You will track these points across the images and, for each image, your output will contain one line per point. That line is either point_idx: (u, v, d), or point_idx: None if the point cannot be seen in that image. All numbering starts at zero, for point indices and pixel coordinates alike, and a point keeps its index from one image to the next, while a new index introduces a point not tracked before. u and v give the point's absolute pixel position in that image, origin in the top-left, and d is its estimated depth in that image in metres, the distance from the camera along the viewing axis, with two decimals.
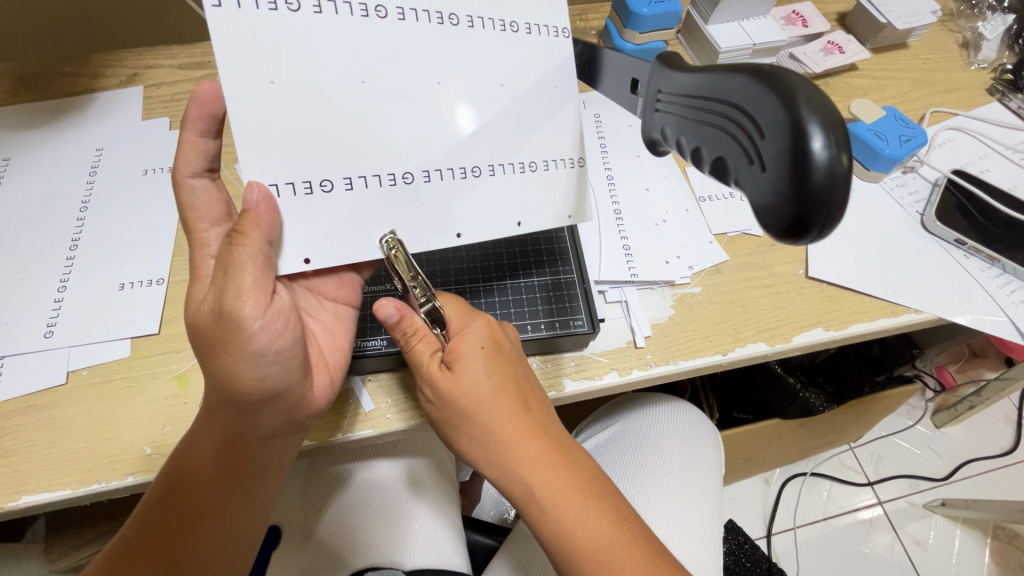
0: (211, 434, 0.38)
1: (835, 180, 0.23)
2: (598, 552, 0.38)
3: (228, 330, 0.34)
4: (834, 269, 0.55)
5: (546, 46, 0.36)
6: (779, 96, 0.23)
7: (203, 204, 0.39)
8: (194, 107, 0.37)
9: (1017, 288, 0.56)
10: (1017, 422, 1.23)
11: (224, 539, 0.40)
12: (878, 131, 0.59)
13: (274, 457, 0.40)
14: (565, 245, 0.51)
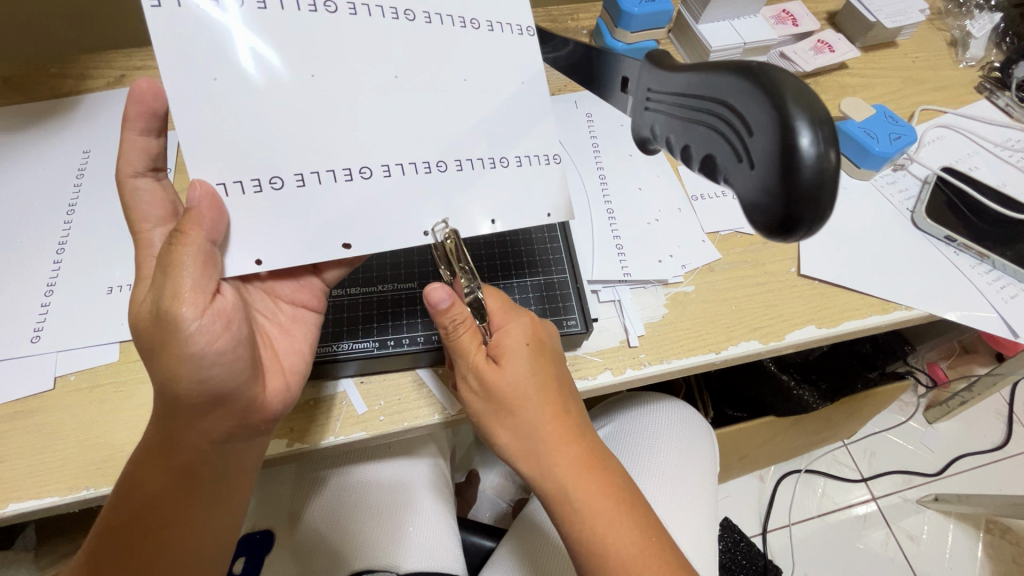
0: (166, 442, 0.36)
1: (823, 175, 0.23)
2: (621, 555, 0.39)
3: (172, 333, 0.33)
4: (826, 267, 0.55)
5: (511, 42, 0.36)
6: (766, 94, 0.23)
7: (146, 205, 0.38)
8: (133, 105, 0.36)
9: (1007, 284, 0.56)
10: (1008, 416, 1.24)
11: (191, 545, 0.39)
12: (868, 129, 0.60)
13: (237, 460, 0.39)
14: (558, 245, 0.50)
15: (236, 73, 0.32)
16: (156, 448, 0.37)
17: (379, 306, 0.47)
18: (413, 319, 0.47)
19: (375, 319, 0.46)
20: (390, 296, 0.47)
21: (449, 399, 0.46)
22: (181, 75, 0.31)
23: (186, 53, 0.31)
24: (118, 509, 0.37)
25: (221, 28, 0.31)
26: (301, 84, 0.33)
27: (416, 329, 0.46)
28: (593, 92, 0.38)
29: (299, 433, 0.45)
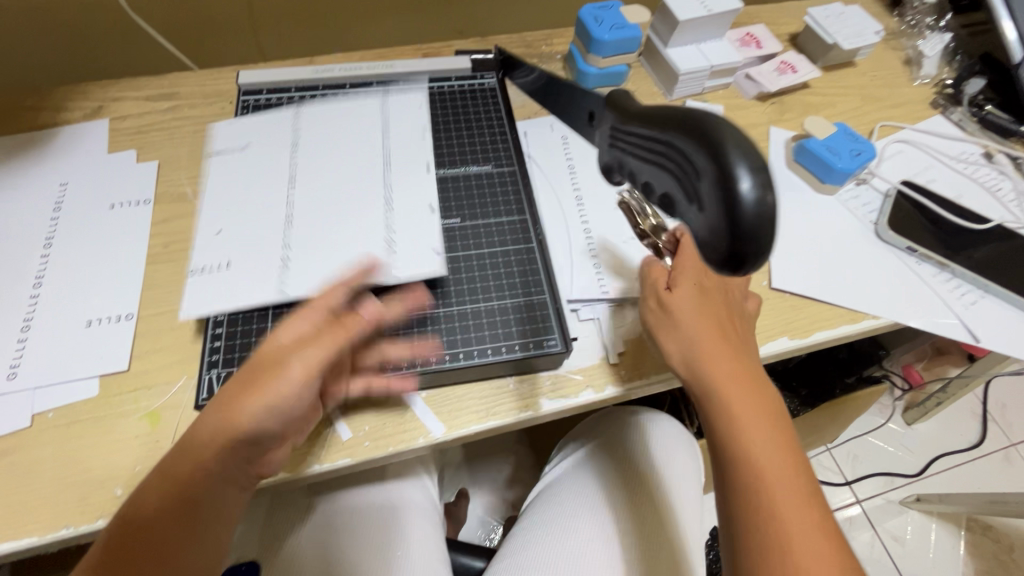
0: (209, 457, 0.37)
1: (763, 217, 0.24)
2: (775, 495, 0.39)
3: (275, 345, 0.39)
4: (796, 280, 0.57)
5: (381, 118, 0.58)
6: (708, 144, 0.25)
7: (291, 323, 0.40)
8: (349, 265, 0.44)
9: (967, 291, 0.59)
10: (981, 415, 1.28)
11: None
12: (830, 146, 0.63)
13: (240, 488, 0.40)
14: (538, 266, 0.52)
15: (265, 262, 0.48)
16: (192, 459, 0.37)
17: None
18: (396, 344, 0.47)
19: (357, 346, 0.47)
20: None
21: (436, 422, 0.47)
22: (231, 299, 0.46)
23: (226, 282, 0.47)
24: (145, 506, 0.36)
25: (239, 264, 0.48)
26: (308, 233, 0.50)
27: (400, 353, 0.47)
28: (541, 100, 0.47)
29: (283, 461, 0.45)
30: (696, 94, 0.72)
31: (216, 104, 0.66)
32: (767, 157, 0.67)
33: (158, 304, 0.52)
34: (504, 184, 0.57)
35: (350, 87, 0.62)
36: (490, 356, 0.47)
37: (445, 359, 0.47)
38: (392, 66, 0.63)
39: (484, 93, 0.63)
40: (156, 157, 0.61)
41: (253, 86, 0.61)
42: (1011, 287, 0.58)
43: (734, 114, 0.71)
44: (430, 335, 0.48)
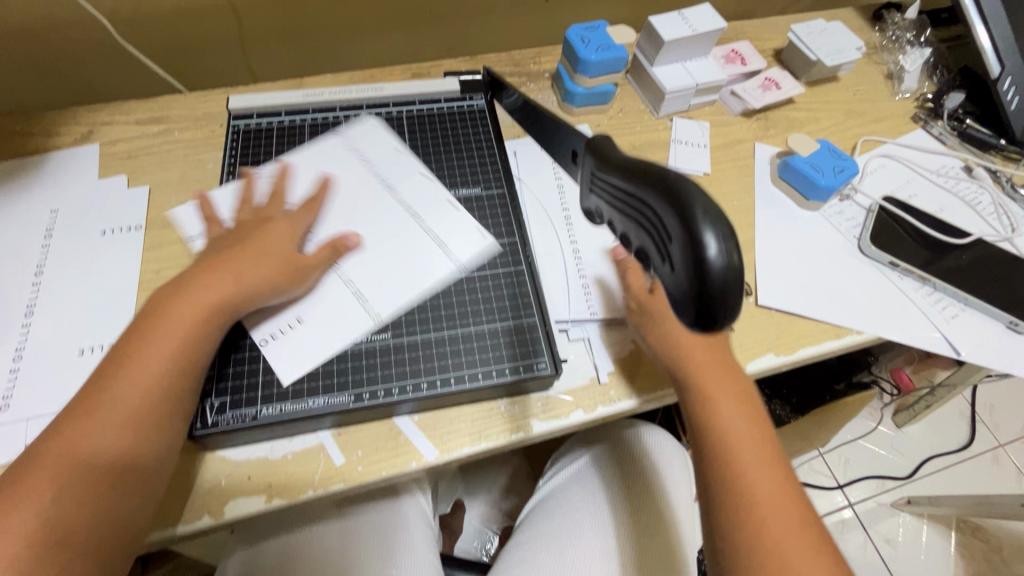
0: (112, 378, 0.39)
1: (726, 281, 0.25)
2: (761, 496, 0.40)
3: (192, 274, 0.44)
4: (781, 296, 0.58)
5: (387, 165, 0.58)
6: (676, 210, 0.26)
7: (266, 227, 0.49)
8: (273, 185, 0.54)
9: (947, 304, 0.60)
10: (970, 417, 1.29)
11: (90, 533, 0.36)
12: (814, 163, 0.64)
13: (156, 431, 0.39)
14: (527, 288, 0.53)
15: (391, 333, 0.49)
16: (95, 381, 0.39)
17: (352, 358, 0.48)
18: (392, 370, 0.47)
19: (349, 372, 0.47)
20: (363, 348, 0.48)
21: (428, 445, 0.47)
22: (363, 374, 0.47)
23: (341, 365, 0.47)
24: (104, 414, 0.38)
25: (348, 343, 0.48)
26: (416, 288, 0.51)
27: (391, 379, 0.47)
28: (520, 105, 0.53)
29: (278, 488, 0.45)
30: (683, 111, 0.73)
31: (207, 127, 0.66)
32: (752, 174, 0.68)
33: None
34: (494, 206, 0.57)
35: (340, 110, 0.62)
36: (481, 380, 0.48)
37: (436, 384, 0.47)
38: (382, 89, 0.63)
39: (473, 114, 0.64)
40: (147, 182, 0.61)
41: (243, 110, 0.61)
42: (990, 300, 0.59)
43: (720, 130, 0.72)
44: (421, 361, 0.48)
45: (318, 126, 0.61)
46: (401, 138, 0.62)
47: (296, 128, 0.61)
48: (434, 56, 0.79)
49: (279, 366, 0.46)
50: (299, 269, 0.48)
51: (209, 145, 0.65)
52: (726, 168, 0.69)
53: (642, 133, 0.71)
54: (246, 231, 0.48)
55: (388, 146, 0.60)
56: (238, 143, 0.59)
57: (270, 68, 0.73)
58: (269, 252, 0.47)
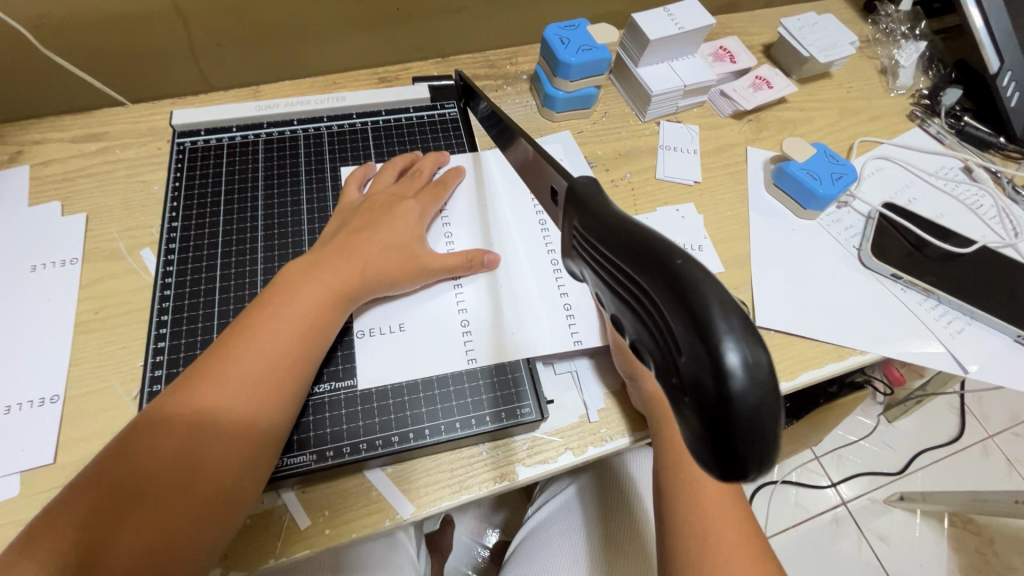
0: (241, 341, 0.38)
1: (758, 418, 0.15)
2: (714, 516, 0.39)
3: (322, 255, 0.44)
4: (780, 316, 0.55)
5: (475, 165, 0.56)
6: (681, 303, 0.16)
7: (371, 218, 0.48)
8: (396, 171, 0.53)
9: (952, 318, 0.57)
10: (959, 408, 1.27)
11: (186, 495, 0.34)
12: (810, 170, 0.60)
13: (276, 410, 0.38)
14: (506, 321, 0.48)
15: (482, 345, 0.47)
16: (228, 340, 0.39)
17: (315, 411, 0.43)
18: (417, 396, 0.45)
19: (310, 427, 0.42)
20: (327, 399, 0.44)
21: (403, 501, 0.42)
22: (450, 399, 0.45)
23: (426, 387, 0.45)
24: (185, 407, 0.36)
25: (432, 365, 0.46)
26: (506, 300, 0.49)
27: (359, 434, 0.43)
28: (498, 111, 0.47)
29: (233, 558, 0.39)
30: (670, 114, 0.69)
31: (153, 144, 0.60)
32: (745, 181, 0.64)
33: (87, 382, 0.46)
34: (470, 228, 0.53)
35: (298, 124, 0.57)
36: (459, 431, 0.44)
37: (408, 437, 0.43)
38: (344, 98, 0.58)
39: (445, 125, 0.59)
40: (85, 208, 0.55)
41: (188, 126, 0.55)
42: (997, 312, 0.56)
43: (710, 134, 0.68)
44: (393, 411, 0.44)
45: (273, 142, 0.55)
46: (366, 152, 0.56)
47: (249, 144, 0.55)
48: (403, 58, 0.73)
49: (359, 378, 0.45)
50: (413, 274, 0.46)
51: (154, 164, 0.59)
52: (717, 175, 0.64)
53: (628, 138, 0.66)
54: (379, 214, 0.48)
55: (351, 163, 0.55)
56: (184, 163, 0.53)
57: (223, 77, 0.67)
58: (391, 245, 0.46)
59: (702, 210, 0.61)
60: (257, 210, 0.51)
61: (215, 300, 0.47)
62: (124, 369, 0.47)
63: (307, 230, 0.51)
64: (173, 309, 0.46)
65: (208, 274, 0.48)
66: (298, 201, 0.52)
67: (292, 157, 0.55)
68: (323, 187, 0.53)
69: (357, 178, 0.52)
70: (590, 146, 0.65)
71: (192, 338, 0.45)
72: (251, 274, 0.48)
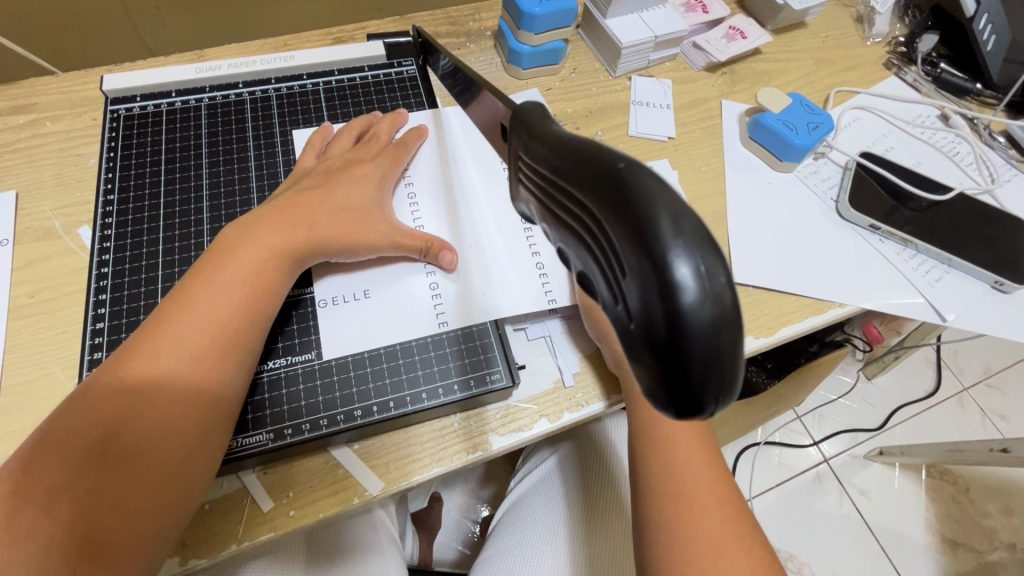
0: (174, 311, 0.36)
1: (715, 336, 0.14)
2: (693, 480, 0.37)
3: (262, 212, 0.41)
4: (758, 271, 0.53)
5: (437, 123, 0.53)
6: (629, 219, 0.14)
7: (324, 180, 0.44)
8: (353, 129, 0.50)
9: (931, 267, 0.56)
10: (936, 362, 1.29)
11: (129, 476, 0.31)
12: (787, 121, 0.58)
13: (220, 378, 0.35)
14: (473, 285, 0.46)
15: (449, 311, 0.45)
16: (167, 311, 0.36)
17: (270, 388, 0.41)
18: (382, 366, 0.42)
19: (266, 405, 0.40)
20: (284, 374, 0.41)
21: (372, 478, 0.40)
22: (416, 366, 0.43)
23: (390, 356, 0.43)
24: (123, 384, 0.33)
25: (398, 333, 0.43)
26: (474, 265, 0.46)
27: (319, 409, 0.40)
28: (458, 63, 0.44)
29: (193, 546, 0.37)
30: (642, 68, 0.66)
31: (87, 115, 0.56)
32: (720, 135, 0.62)
33: (25, 370, 0.42)
34: (435, 189, 0.50)
35: (243, 86, 0.53)
36: (426, 401, 0.42)
37: (372, 410, 0.41)
38: (293, 58, 0.54)
39: (403, 83, 0.55)
40: (13, 186, 0.51)
41: (121, 92, 0.51)
42: (974, 259, 0.55)
43: (684, 88, 0.65)
44: (354, 384, 0.41)
45: (217, 106, 0.51)
46: (319, 114, 0.52)
47: (190, 110, 0.51)
48: (359, 18, 0.68)
49: (318, 349, 0.42)
50: (371, 234, 0.43)
51: (90, 136, 0.54)
52: (691, 131, 0.62)
53: (599, 95, 0.63)
54: (332, 174, 0.45)
55: (303, 127, 0.51)
56: (119, 132, 0.49)
57: (163, 42, 0.62)
58: (345, 205, 0.43)
59: (676, 166, 0.59)
60: (201, 179, 0.48)
61: (157, 277, 0.43)
62: (66, 355, 0.43)
63: (256, 198, 0.47)
64: (112, 289, 0.43)
65: (150, 249, 0.45)
66: (246, 168, 0.49)
67: (238, 122, 0.51)
68: (272, 153, 0.50)
69: (314, 144, 0.49)
70: (559, 104, 0.62)
71: (132, 317, 0.42)
72: (196, 247, 0.45)
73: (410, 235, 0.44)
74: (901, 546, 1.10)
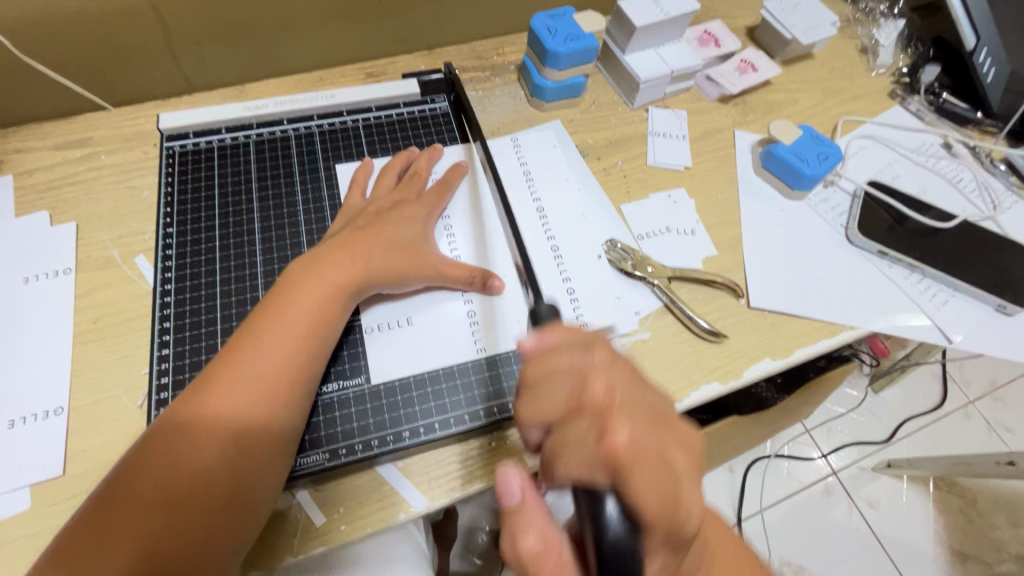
0: (242, 349, 0.39)
1: (619, 551, 0.29)
2: None
3: (323, 250, 0.44)
4: (773, 295, 0.56)
5: (467, 154, 0.57)
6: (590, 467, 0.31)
7: (376, 219, 0.47)
8: (396, 161, 0.53)
9: (938, 290, 0.59)
10: (942, 375, 1.31)
11: (213, 502, 0.35)
12: (797, 152, 0.61)
13: (284, 410, 0.38)
14: (511, 313, 0.49)
15: (490, 336, 0.48)
16: (237, 345, 0.39)
17: (324, 411, 0.43)
18: (427, 390, 0.45)
19: (321, 427, 0.43)
20: (336, 397, 0.44)
21: (416, 493, 0.43)
22: (460, 390, 0.45)
23: (434, 379, 0.46)
24: (197, 413, 0.37)
25: (441, 358, 0.46)
26: (512, 293, 0.50)
27: (370, 431, 0.43)
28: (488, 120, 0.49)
29: (254, 558, 0.40)
30: (658, 100, 0.69)
31: (139, 148, 0.59)
32: (734, 164, 0.65)
33: (92, 393, 0.45)
34: (473, 220, 0.53)
35: (288, 123, 0.56)
36: (468, 423, 0.44)
37: (419, 432, 0.44)
38: (334, 96, 0.57)
39: (436, 119, 0.59)
40: (74, 217, 0.54)
41: (176, 129, 0.54)
42: (978, 283, 0.58)
43: (698, 119, 0.68)
44: (401, 406, 0.44)
45: (265, 142, 0.55)
46: (359, 148, 0.56)
47: (239, 146, 0.54)
48: (388, 52, 0.72)
49: (368, 373, 0.45)
50: (419, 266, 0.46)
51: (143, 168, 0.58)
52: (706, 160, 0.65)
53: (618, 125, 0.66)
54: (381, 213, 0.48)
55: (345, 161, 0.55)
56: (175, 168, 0.53)
57: (205, 76, 0.66)
58: (394, 241, 0.46)
59: (693, 194, 0.62)
60: (253, 211, 0.51)
61: (215, 305, 0.46)
62: (129, 379, 0.46)
63: (304, 230, 0.51)
64: (175, 316, 0.46)
65: (208, 278, 0.48)
66: (293, 202, 0.52)
67: (285, 157, 0.54)
68: (318, 186, 0.53)
69: (360, 181, 0.52)
70: (581, 134, 0.65)
71: (195, 344, 0.45)
72: (251, 277, 0.48)
73: (455, 269, 0.47)
74: (911, 558, 1.12)
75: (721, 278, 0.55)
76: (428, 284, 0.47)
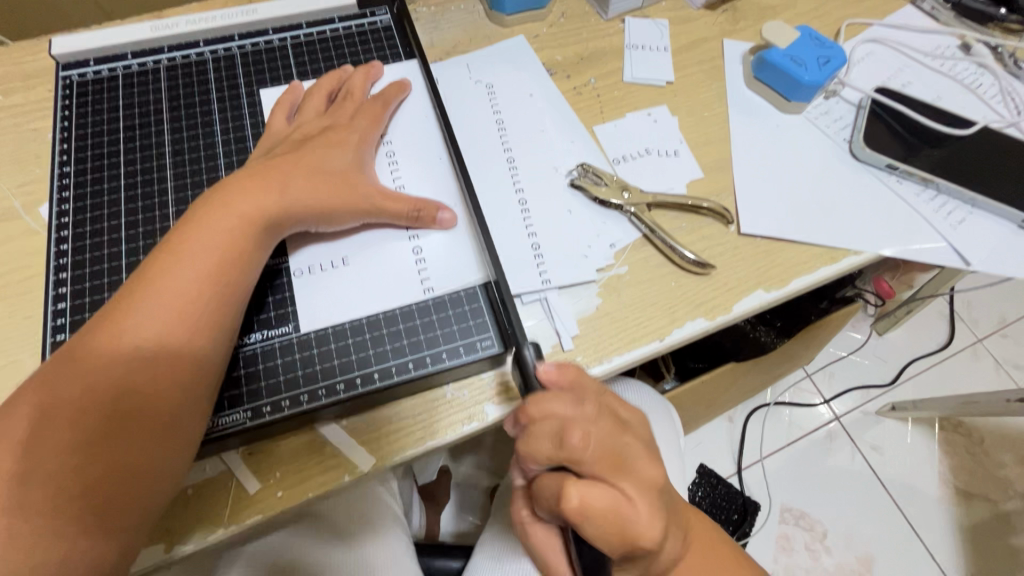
0: (142, 282, 0.34)
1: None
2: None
3: (233, 181, 0.38)
4: (767, 219, 0.50)
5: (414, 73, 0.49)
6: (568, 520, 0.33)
7: (300, 146, 0.41)
8: (325, 80, 0.46)
9: (953, 208, 0.52)
10: (949, 315, 1.25)
11: (102, 457, 0.31)
12: (794, 56, 0.54)
13: (186, 355, 0.33)
14: (462, 247, 0.42)
15: (439, 275, 0.42)
16: (134, 283, 0.34)
17: (246, 364, 0.38)
18: (366, 336, 0.40)
19: (242, 381, 0.38)
20: (260, 348, 0.39)
21: (360, 453, 0.38)
22: (405, 335, 0.40)
23: (372, 323, 0.40)
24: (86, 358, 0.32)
25: (380, 299, 0.40)
26: (464, 224, 0.43)
27: (299, 384, 0.38)
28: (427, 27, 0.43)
29: (178, 532, 0.35)
30: (636, 8, 0.61)
31: (41, 86, 0.52)
32: (722, 77, 0.58)
33: None
34: (419, 145, 0.46)
35: (204, 45, 0.49)
36: (413, 371, 0.39)
37: (356, 383, 0.38)
38: (256, 11, 0.49)
39: (376, 34, 0.51)
40: None
41: (73, 56, 0.47)
42: (1000, 196, 0.52)
43: (681, 28, 0.60)
44: (335, 356, 0.39)
45: (178, 67, 0.48)
46: (287, 71, 0.48)
47: (147, 73, 0.47)
48: None
49: (296, 321, 0.39)
50: (350, 194, 0.40)
51: (45, 107, 0.51)
52: (691, 74, 0.58)
53: (590, 39, 0.58)
54: (305, 139, 0.42)
55: (270, 86, 0.47)
56: (73, 100, 0.46)
57: None
58: (318, 168, 0.40)
59: (676, 112, 0.55)
60: (163, 146, 0.44)
61: (120, 252, 0.41)
62: (32, 340, 0.41)
63: (223, 165, 0.44)
64: (73, 267, 0.40)
65: (111, 222, 0.42)
66: (211, 133, 0.45)
67: (200, 84, 0.47)
68: (239, 115, 0.46)
69: (284, 104, 0.45)
70: (548, 51, 0.57)
71: (96, 295, 0.39)
72: (160, 219, 0.42)
73: (392, 198, 0.41)
74: (915, 500, 1.09)
75: (708, 202, 0.49)
76: (364, 217, 0.41)
